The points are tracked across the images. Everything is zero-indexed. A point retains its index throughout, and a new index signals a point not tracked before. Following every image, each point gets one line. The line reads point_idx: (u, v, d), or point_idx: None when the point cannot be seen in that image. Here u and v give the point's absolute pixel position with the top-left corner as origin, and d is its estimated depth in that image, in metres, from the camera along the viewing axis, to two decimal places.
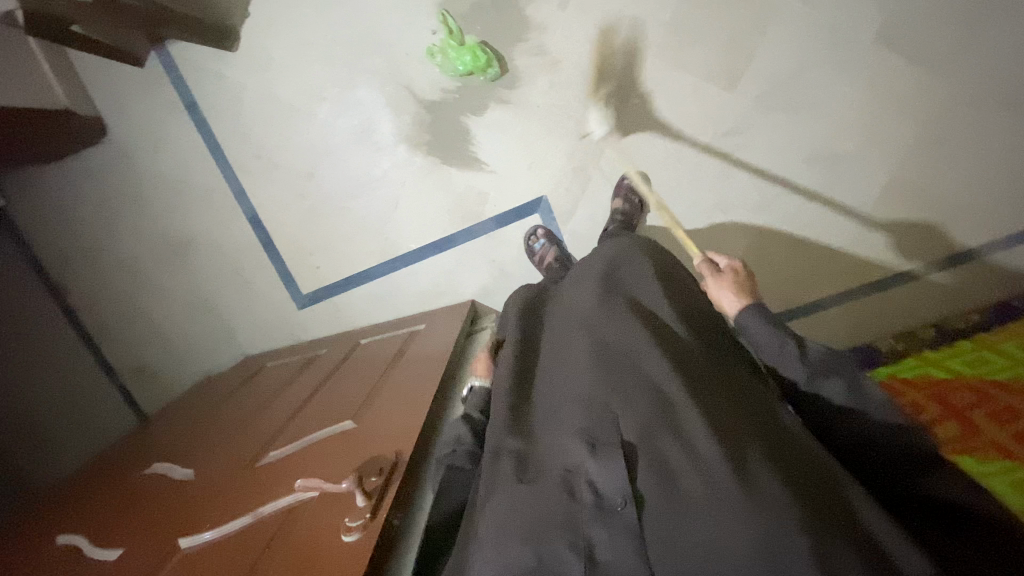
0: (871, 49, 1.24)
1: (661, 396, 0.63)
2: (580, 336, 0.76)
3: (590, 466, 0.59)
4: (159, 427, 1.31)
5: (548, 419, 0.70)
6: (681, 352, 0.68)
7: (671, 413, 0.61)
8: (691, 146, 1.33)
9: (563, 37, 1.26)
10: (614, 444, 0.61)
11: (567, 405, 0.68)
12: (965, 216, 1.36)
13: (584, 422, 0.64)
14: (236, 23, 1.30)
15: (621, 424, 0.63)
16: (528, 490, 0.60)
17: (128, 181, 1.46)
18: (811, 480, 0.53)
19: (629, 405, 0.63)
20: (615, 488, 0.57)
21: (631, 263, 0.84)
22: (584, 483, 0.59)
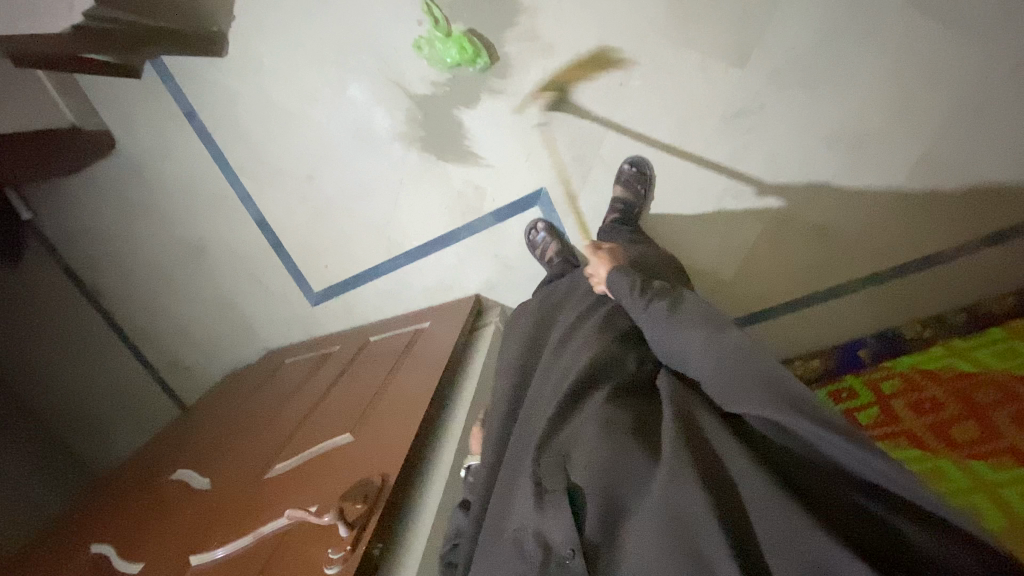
0: (902, 12, 1.11)
1: (603, 440, 0.64)
2: (545, 383, 0.79)
3: (537, 519, 0.60)
4: (189, 423, 1.41)
5: (511, 466, 0.71)
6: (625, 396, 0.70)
7: (613, 458, 0.61)
8: (699, 130, 1.24)
9: (556, 19, 1.18)
10: (560, 491, 0.62)
11: (525, 452, 0.70)
12: (1006, 191, 1.23)
13: (535, 470, 0.66)
14: (223, 27, 1.28)
15: (570, 469, 0.64)
16: (492, 550, 0.64)
17: (141, 190, 1.51)
18: (736, 516, 0.53)
19: (577, 451, 0.65)
20: (564, 539, 0.58)
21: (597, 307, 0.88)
22: (533, 539, 0.60)
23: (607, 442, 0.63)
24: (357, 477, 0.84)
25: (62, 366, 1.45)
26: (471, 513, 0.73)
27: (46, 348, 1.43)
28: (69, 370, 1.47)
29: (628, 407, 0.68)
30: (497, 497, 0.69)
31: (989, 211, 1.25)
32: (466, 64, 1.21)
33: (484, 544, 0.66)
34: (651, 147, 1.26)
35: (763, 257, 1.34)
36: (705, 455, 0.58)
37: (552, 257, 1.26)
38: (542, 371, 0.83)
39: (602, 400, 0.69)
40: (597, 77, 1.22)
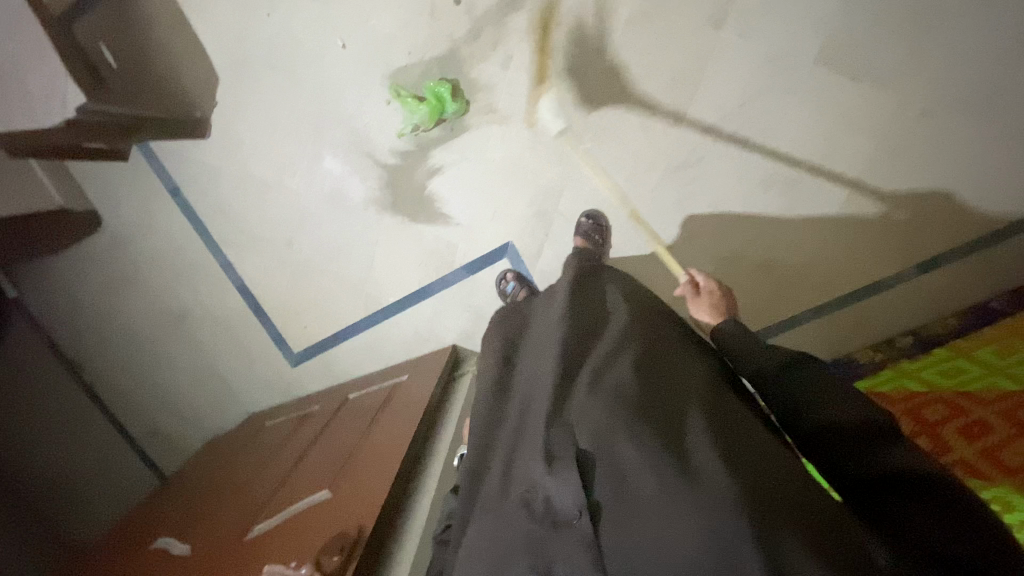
0: (813, 71, 1.25)
1: (618, 405, 0.68)
2: (550, 354, 0.81)
3: (547, 483, 0.66)
4: (170, 490, 1.40)
5: (515, 438, 0.76)
6: (638, 363, 0.74)
7: (624, 421, 0.66)
8: (647, 181, 1.35)
9: (510, 93, 1.31)
10: (569, 459, 0.67)
11: (533, 423, 0.74)
12: (931, 222, 1.35)
13: (546, 436, 0.70)
14: (206, 112, 1.38)
15: (578, 436, 0.69)
16: (495, 515, 0.70)
17: (126, 263, 1.57)
18: (756, 480, 0.58)
19: (587, 420, 0.69)
20: (572, 503, 0.64)
21: (592, 288, 0.94)
22: (541, 501, 0.66)
23: (623, 412, 0.67)
24: (334, 529, 0.87)
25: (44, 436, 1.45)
26: (460, 493, 0.78)
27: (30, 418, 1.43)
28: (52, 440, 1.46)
29: (643, 378, 0.72)
30: (501, 464, 0.75)
31: (916, 240, 1.37)
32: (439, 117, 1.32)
33: (486, 508, 0.72)
34: (606, 200, 1.37)
35: None
36: (719, 427, 0.64)
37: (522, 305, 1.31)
38: (544, 342, 0.86)
39: (618, 371, 0.73)
40: (551, 140, 1.34)
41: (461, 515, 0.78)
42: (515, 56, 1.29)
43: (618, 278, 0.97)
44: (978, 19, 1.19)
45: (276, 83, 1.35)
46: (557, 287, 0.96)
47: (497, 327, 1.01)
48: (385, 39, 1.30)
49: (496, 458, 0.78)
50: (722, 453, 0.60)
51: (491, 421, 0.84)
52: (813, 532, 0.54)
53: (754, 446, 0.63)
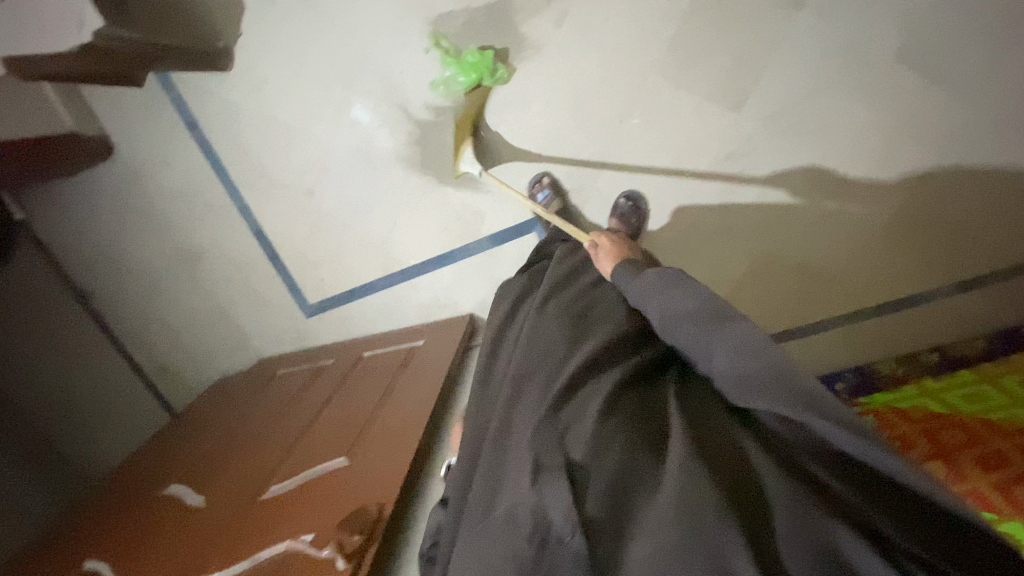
0: (891, 68, 1.15)
1: (604, 418, 0.64)
2: (542, 361, 0.79)
3: (536, 496, 0.59)
4: (182, 431, 1.41)
5: (499, 449, 0.71)
6: (618, 377, 0.71)
7: (613, 439, 0.62)
8: (692, 167, 1.27)
9: (560, 56, 1.21)
10: (558, 470, 0.60)
11: (521, 434, 0.70)
12: (980, 241, 1.30)
13: (532, 444, 0.65)
14: (229, 44, 1.28)
15: (568, 449, 0.63)
16: (482, 531, 0.63)
17: (138, 196, 1.50)
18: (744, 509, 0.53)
19: (575, 429, 0.65)
20: (564, 518, 0.56)
21: (573, 295, 0.92)
22: (528, 515, 0.59)
23: (609, 423, 0.64)
24: (351, 506, 0.87)
25: (62, 351, 1.47)
26: (450, 507, 0.77)
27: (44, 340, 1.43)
28: (66, 362, 1.47)
29: (627, 391, 0.70)
30: (483, 476, 0.70)
31: (969, 253, 1.31)
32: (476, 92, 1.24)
33: (470, 528, 0.66)
34: (646, 182, 1.30)
35: (749, 291, 1.37)
36: (701, 439, 0.61)
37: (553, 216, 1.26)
38: (528, 346, 0.83)
39: (599, 385, 0.70)
40: (595, 112, 1.25)
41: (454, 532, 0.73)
42: (569, 16, 1.18)
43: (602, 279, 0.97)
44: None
45: (308, 19, 1.24)
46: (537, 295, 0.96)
47: (488, 337, 1.00)
48: None
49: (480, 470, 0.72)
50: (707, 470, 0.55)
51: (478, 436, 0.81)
52: (804, 548, 0.49)
53: (743, 473, 0.57)
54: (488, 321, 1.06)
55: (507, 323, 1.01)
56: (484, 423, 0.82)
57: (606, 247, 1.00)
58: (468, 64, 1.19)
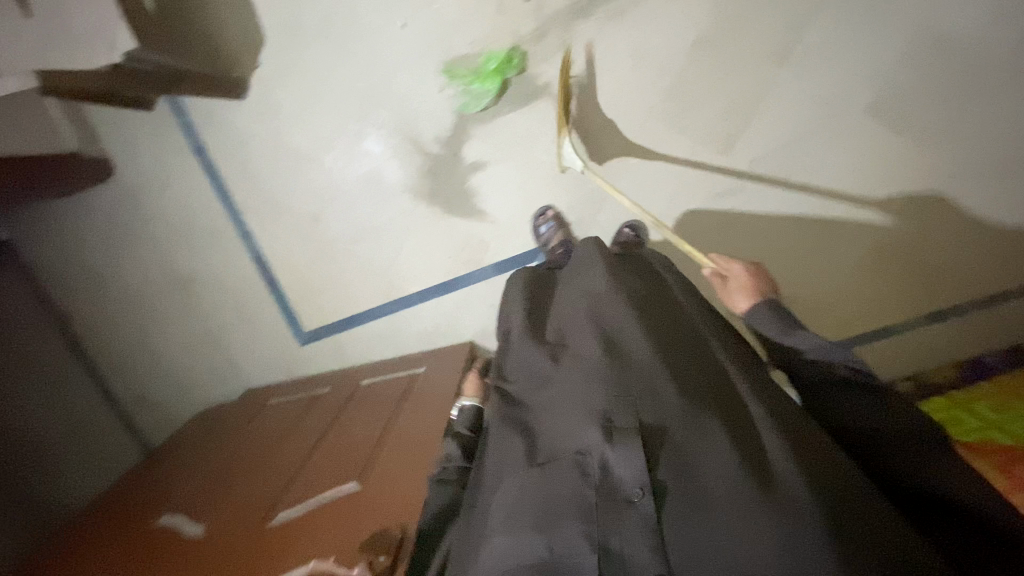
0: (863, 121, 1.28)
1: (678, 386, 0.64)
2: (611, 311, 0.76)
3: (605, 450, 0.61)
4: (165, 463, 1.34)
5: (555, 401, 0.73)
6: (687, 348, 0.71)
7: (690, 407, 0.61)
8: (686, 204, 1.37)
9: (566, 99, 1.30)
10: (630, 430, 0.61)
11: (587, 391, 0.68)
12: (948, 276, 1.41)
13: (602, 401, 0.65)
14: (246, 73, 1.32)
15: (641, 410, 0.63)
16: (538, 477, 0.64)
17: (134, 220, 1.48)
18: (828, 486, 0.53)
19: (647, 393, 0.64)
20: (633, 478, 0.59)
21: (635, 261, 0.89)
22: (596, 467, 0.61)
23: (690, 395, 0.63)
24: (372, 526, 0.86)
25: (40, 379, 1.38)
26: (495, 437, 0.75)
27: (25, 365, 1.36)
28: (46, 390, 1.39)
29: (697, 360, 0.69)
30: (541, 430, 0.71)
31: (941, 289, 1.42)
32: (485, 127, 1.33)
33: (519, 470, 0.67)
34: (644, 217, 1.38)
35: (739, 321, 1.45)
36: (782, 419, 0.60)
37: (556, 246, 1.29)
38: (595, 301, 0.80)
39: (668, 352, 0.69)
40: (599, 149, 1.34)
41: (492, 470, 0.71)
42: (576, 63, 1.28)
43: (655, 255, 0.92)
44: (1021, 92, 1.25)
45: (327, 55, 1.30)
46: (593, 247, 0.90)
47: (530, 287, 0.96)
48: (448, 25, 1.26)
49: (535, 421, 0.73)
50: (790, 449, 0.56)
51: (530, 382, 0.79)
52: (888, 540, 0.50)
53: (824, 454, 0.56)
54: (511, 278, 1.01)
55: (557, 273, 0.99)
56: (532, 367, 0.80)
57: (741, 276, 0.93)
58: (486, 68, 1.27)
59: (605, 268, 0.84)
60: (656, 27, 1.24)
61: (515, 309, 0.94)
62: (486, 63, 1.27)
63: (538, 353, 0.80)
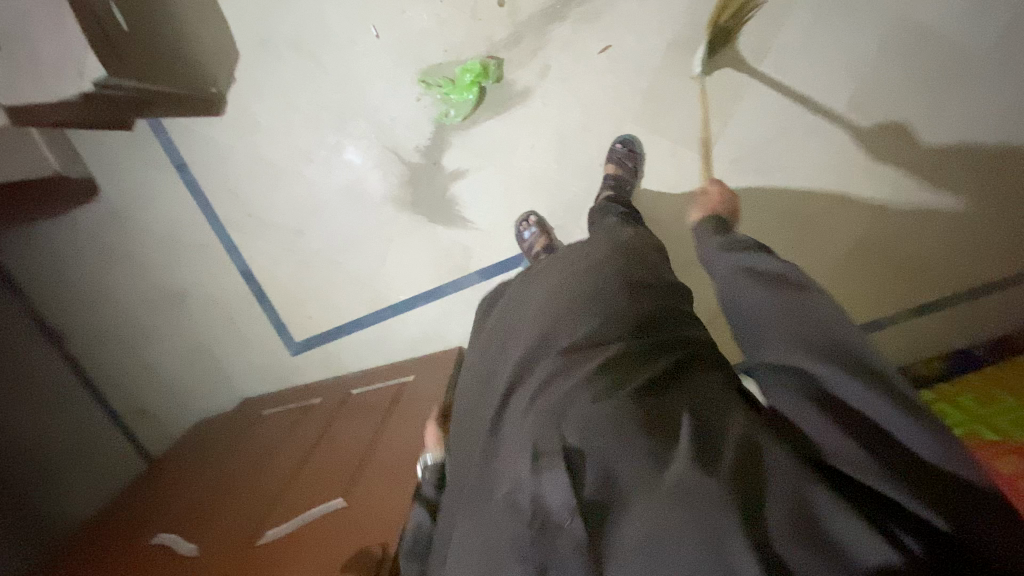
0: (843, 116, 1.27)
1: (601, 397, 0.64)
2: (548, 327, 0.78)
3: (533, 483, 0.61)
4: (163, 477, 1.37)
5: (499, 432, 0.73)
6: (616, 351, 0.70)
7: (612, 417, 0.61)
8: (667, 205, 1.36)
9: (543, 104, 1.29)
10: (554, 455, 0.61)
11: (521, 419, 0.69)
12: (933, 269, 1.40)
13: (531, 431, 0.66)
14: (222, 89, 1.32)
15: (565, 428, 0.63)
16: (485, 517, 0.66)
17: (121, 237, 1.49)
18: (738, 466, 0.53)
19: (570, 412, 0.64)
20: (561, 503, 0.58)
21: (581, 258, 0.88)
22: (528, 501, 0.61)
23: (609, 404, 0.63)
24: (355, 545, 0.92)
25: (41, 396, 1.40)
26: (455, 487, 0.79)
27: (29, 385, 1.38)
28: (47, 405, 1.41)
29: (627, 364, 0.68)
30: (486, 463, 0.72)
31: (924, 284, 1.41)
32: (463, 134, 1.33)
33: (475, 511, 0.68)
34: None
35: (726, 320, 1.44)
36: (702, 417, 0.61)
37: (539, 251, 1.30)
38: (537, 324, 0.80)
39: (595, 364, 0.68)
40: (577, 156, 1.33)
41: (456, 516, 0.74)
42: (552, 67, 1.26)
43: (600, 245, 0.90)
44: (997, 85, 1.25)
45: (301, 67, 1.29)
46: (540, 270, 0.93)
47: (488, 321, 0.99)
48: (422, 33, 1.26)
49: (483, 454, 0.74)
50: (703, 445, 0.57)
51: (483, 413, 0.81)
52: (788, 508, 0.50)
53: (739, 436, 0.57)
54: (479, 319, 1.04)
55: (512, 287, 0.99)
56: (484, 403, 0.81)
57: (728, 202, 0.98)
58: (463, 83, 1.27)
59: (545, 288, 0.86)
60: (630, 30, 1.23)
61: (477, 347, 0.97)
62: (463, 75, 1.26)
63: (489, 388, 0.83)
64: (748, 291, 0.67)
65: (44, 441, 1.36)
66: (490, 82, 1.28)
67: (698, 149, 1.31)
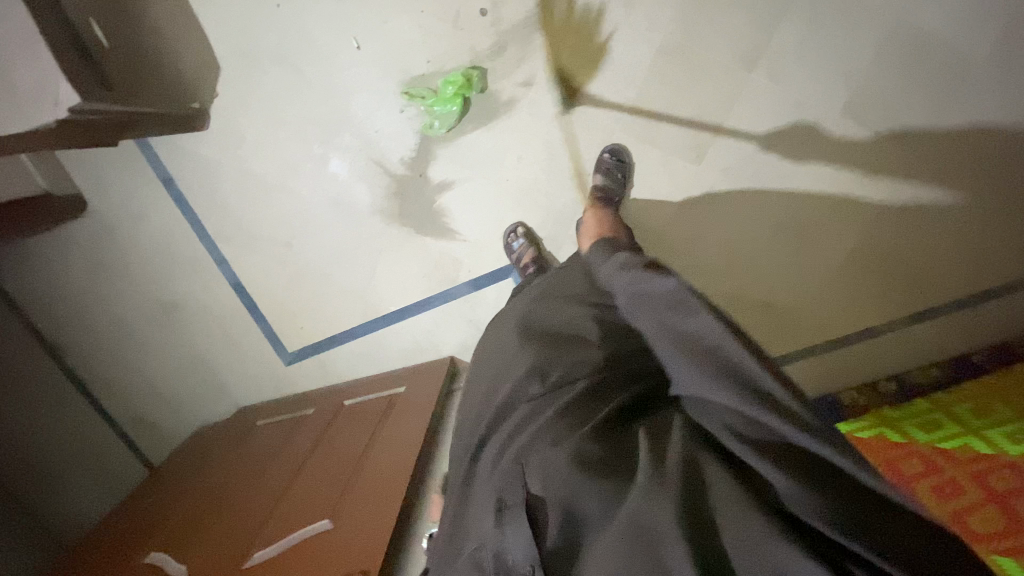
0: (838, 122, 1.24)
1: (561, 440, 0.63)
2: (517, 367, 0.77)
3: (497, 537, 0.60)
4: (160, 489, 1.40)
5: (470, 480, 0.73)
6: (581, 392, 0.69)
7: (572, 462, 0.60)
8: (659, 213, 1.33)
9: (530, 114, 1.26)
10: (517, 506, 0.61)
11: (490, 470, 0.69)
12: (932, 275, 1.37)
13: (497, 483, 0.65)
14: (206, 104, 1.31)
15: (528, 476, 0.62)
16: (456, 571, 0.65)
17: (113, 251, 1.50)
18: (691, 510, 0.52)
19: (533, 459, 0.63)
20: (524, 557, 0.57)
21: (556, 297, 0.88)
22: (492, 556, 0.60)
23: (568, 447, 0.61)
24: (337, 571, 0.92)
25: (39, 409, 1.43)
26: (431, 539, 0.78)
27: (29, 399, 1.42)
28: (46, 418, 1.44)
29: (591, 406, 0.67)
30: (457, 513, 0.71)
31: (921, 291, 1.38)
32: (449, 145, 1.31)
33: (448, 564, 0.68)
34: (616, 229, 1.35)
35: None
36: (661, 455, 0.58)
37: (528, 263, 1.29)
38: (508, 362, 0.79)
39: (559, 406, 0.68)
40: (565, 165, 1.30)
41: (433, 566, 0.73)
42: (538, 76, 1.24)
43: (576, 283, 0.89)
44: (995, 88, 1.22)
45: (284, 80, 1.28)
46: (517, 307, 0.92)
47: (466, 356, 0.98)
48: (406, 44, 1.23)
49: (456, 501, 0.73)
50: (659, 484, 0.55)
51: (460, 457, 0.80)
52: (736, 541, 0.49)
53: (693, 474, 0.55)
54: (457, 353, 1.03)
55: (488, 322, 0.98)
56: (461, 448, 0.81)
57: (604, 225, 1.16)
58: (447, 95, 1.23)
59: (517, 325, 0.85)
60: (617, 37, 1.20)
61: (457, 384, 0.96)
62: (445, 87, 1.23)
63: (463, 429, 0.82)
64: (645, 306, 0.70)
65: (44, 454, 1.39)
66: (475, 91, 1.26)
67: (689, 157, 1.28)
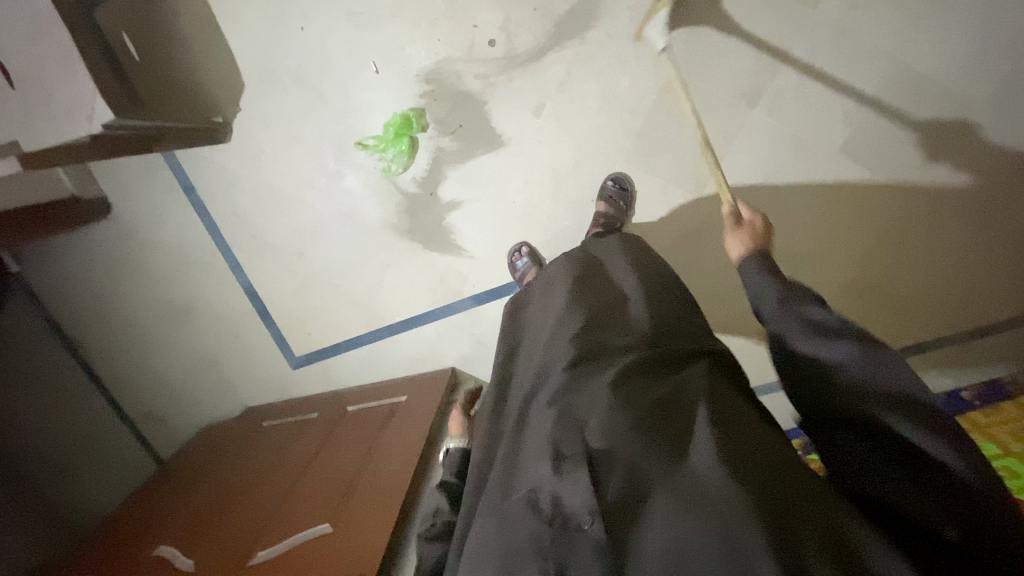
0: (839, 160, 1.28)
1: (622, 406, 0.67)
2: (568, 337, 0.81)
3: (556, 485, 0.62)
4: (166, 484, 1.45)
5: (517, 437, 0.75)
6: (638, 366, 0.73)
7: (631, 425, 0.65)
8: (658, 240, 1.37)
9: (536, 140, 1.32)
10: (578, 460, 0.63)
11: (542, 423, 0.72)
12: (926, 309, 1.40)
13: (552, 434, 0.68)
14: (229, 117, 1.37)
15: (588, 433, 0.66)
16: (503, 514, 0.65)
17: (133, 253, 1.56)
18: (768, 488, 0.56)
19: (593, 419, 0.67)
20: (582, 504, 0.60)
21: (600, 279, 0.92)
22: (548, 501, 0.62)
23: (633, 415, 0.65)
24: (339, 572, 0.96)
25: (57, 401, 1.50)
26: (469, 490, 0.79)
27: (48, 391, 1.48)
28: (64, 410, 1.51)
29: (647, 379, 0.71)
30: (504, 464, 0.73)
31: (915, 325, 1.42)
32: (458, 167, 1.36)
33: (489, 509, 0.68)
34: None
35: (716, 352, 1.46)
36: (730, 431, 0.63)
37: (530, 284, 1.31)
38: (560, 333, 0.82)
39: (615, 375, 0.71)
40: (570, 189, 1.35)
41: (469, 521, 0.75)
42: (547, 105, 1.29)
43: (626, 265, 0.92)
44: (991, 134, 1.25)
45: (303, 99, 1.33)
46: (565, 271, 0.95)
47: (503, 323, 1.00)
48: (420, 71, 1.29)
49: (500, 457, 0.75)
50: (738, 459, 0.59)
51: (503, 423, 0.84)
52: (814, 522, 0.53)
53: (766, 454, 0.60)
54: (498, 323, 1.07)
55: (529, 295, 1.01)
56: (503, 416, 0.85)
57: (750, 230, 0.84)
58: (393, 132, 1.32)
59: (565, 296, 0.88)
60: (624, 73, 1.25)
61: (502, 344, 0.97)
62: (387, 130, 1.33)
63: (511, 396, 0.86)
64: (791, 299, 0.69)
65: (60, 445, 1.45)
66: (485, 118, 1.31)
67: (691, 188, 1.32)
